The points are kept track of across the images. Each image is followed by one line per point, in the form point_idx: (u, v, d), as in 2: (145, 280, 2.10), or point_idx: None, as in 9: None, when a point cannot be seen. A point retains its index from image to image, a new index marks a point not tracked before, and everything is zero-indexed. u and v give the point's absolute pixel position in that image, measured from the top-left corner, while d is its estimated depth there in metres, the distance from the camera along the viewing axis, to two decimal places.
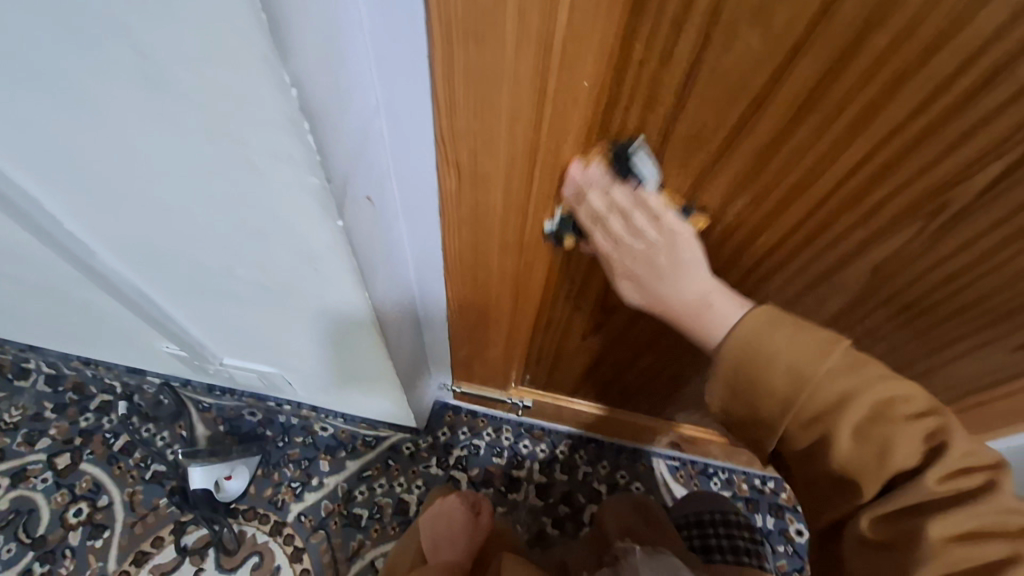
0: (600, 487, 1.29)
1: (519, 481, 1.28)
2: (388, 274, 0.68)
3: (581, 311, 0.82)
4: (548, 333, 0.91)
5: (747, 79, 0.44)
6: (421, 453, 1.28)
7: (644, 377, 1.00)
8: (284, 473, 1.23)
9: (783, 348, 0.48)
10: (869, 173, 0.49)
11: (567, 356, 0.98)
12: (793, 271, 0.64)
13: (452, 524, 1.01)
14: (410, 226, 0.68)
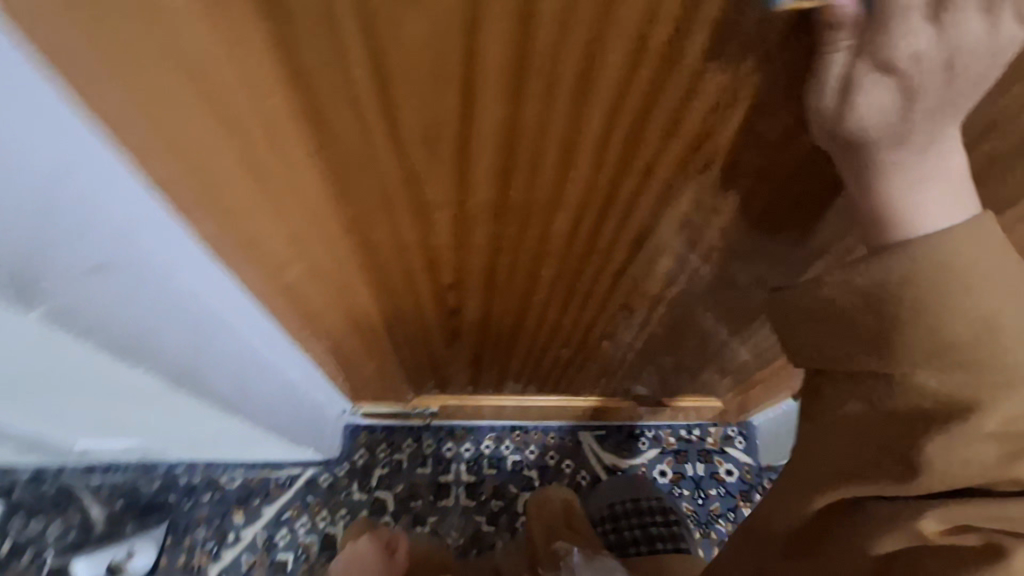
0: (532, 473, 1.27)
1: (447, 486, 1.25)
2: (184, 337, 0.58)
3: (432, 317, 0.77)
4: (416, 340, 0.86)
5: (438, 66, 0.36)
6: (340, 481, 1.22)
7: (533, 362, 0.97)
8: (196, 536, 1.16)
9: (944, 291, 0.36)
10: (620, 147, 0.43)
11: (448, 357, 0.93)
12: (609, 250, 0.59)
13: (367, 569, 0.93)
14: (190, 283, 0.59)
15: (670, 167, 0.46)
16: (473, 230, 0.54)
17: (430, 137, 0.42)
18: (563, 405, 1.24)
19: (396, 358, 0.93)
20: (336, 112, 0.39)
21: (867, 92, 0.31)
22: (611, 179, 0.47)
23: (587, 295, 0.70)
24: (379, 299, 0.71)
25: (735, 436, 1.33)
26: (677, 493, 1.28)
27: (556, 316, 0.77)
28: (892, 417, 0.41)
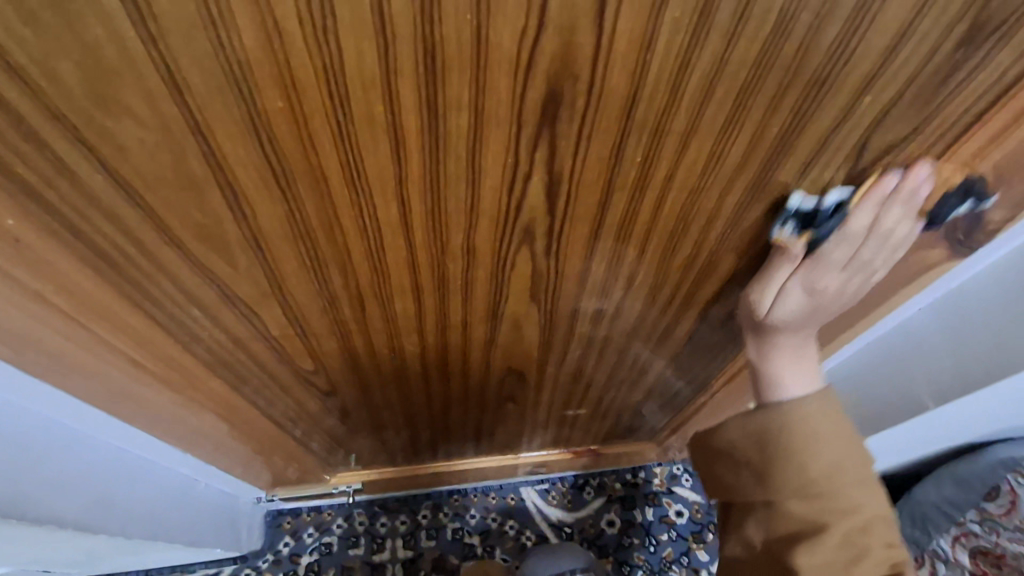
0: (473, 540, 1.20)
1: (383, 565, 1.16)
2: (4, 467, 0.52)
3: (317, 400, 0.72)
4: (309, 422, 0.80)
5: (184, 172, 0.32)
6: (263, 575, 1.12)
7: (447, 428, 0.92)
8: None
9: (791, 440, 0.54)
10: (425, 230, 0.40)
11: (352, 434, 0.88)
12: (471, 320, 0.56)
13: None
14: (12, 398, 0.53)
15: (491, 241, 0.43)
16: (310, 317, 0.51)
17: (211, 237, 0.38)
18: (495, 466, 1.21)
19: (297, 439, 0.87)
20: (89, 223, 0.35)
21: (795, 297, 0.50)
22: (434, 259, 0.44)
23: (469, 363, 0.67)
24: (248, 390, 0.66)
25: (680, 474, 1.29)
26: (627, 544, 1.22)
27: (446, 386, 0.73)
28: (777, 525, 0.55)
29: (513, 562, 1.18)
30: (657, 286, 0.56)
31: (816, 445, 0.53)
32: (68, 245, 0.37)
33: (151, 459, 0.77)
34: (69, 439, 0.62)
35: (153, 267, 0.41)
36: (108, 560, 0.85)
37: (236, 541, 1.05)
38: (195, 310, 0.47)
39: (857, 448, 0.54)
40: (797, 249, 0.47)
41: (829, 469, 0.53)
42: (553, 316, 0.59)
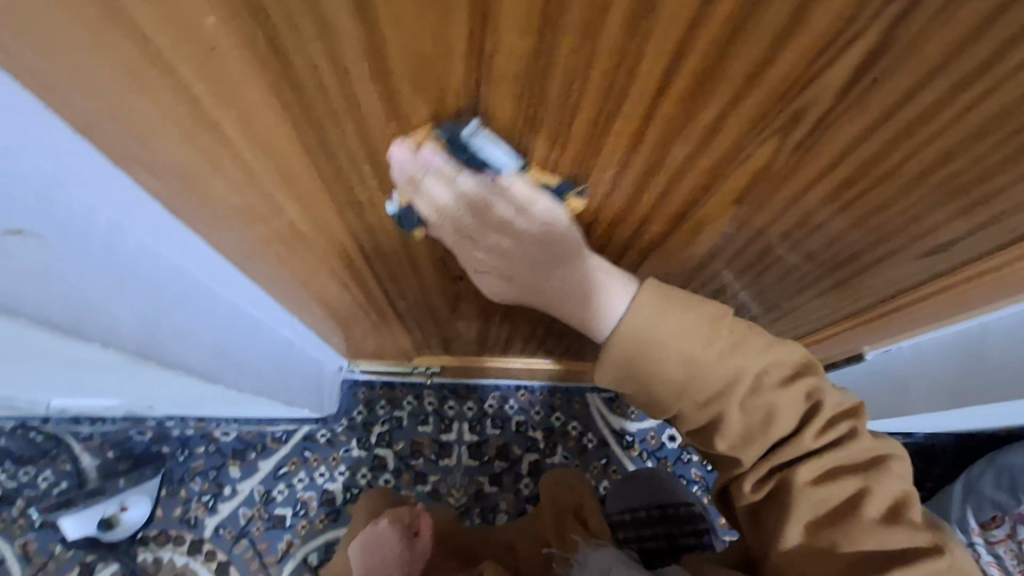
0: (537, 435, 1.23)
1: (450, 445, 1.20)
2: (141, 305, 0.51)
3: (435, 281, 0.69)
4: (415, 300, 0.78)
5: None
6: (339, 437, 1.18)
7: (545, 324, 0.89)
8: (191, 488, 1.14)
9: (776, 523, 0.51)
10: (678, 92, 0.33)
11: (453, 317, 0.85)
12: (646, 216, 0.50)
13: (385, 555, 0.82)
14: (157, 230, 0.51)
15: (739, 123, 0.36)
16: (486, 188, 0.45)
17: (428, 73, 0.32)
18: (568, 372, 1.19)
19: (395, 315, 0.86)
20: (298, 40, 0.29)
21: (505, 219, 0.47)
22: (659, 135, 0.37)
23: (609, 261, 0.62)
24: (372, 263, 0.63)
25: None
26: (686, 460, 1.22)
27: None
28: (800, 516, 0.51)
29: (573, 461, 1.21)
30: (892, 222, 0.46)
31: (663, 346, 0.49)
32: (265, 66, 0.31)
33: (260, 318, 0.77)
34: (196, 285, 0.61)
35: (344, 110, 0.34)
36: (213, 406, 0.89)
37: (319, 403, 1.09)
38: (370, 165, 0.41)
39: (710, 335, 0.49)
40: (464, 187, 0.44)
41: (677, 360, 0.49)
42: (734, 226, 0.51)
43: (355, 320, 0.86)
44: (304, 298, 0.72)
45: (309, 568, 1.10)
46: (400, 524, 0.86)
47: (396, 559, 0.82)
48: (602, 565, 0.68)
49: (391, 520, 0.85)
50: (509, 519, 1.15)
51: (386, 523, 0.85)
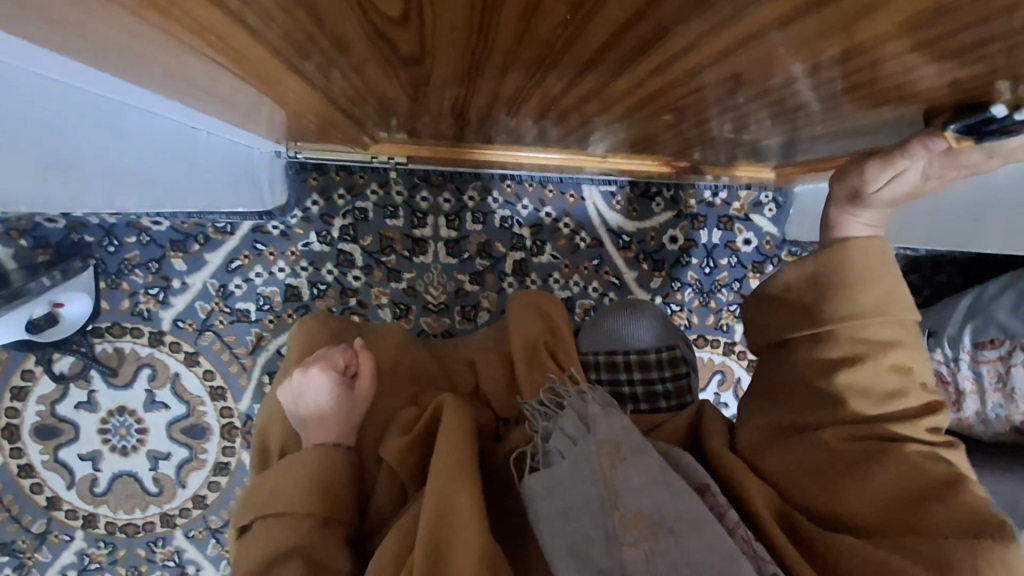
0: (523, 232, 1.09)
1: (424, 242, 1.07)
2: None
3: (388, 38, 0.44)
4: (367, 66, 0.54)
5: None
6: (294, 230, 1.02)
7: (552, 103, 0.67)
8: (134, 281, 1.02)
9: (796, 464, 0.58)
10: None
11: (431, 86, 0.62)
12: None
13: (320, 403, 0.72)
14: None
15: None
16: None
17: None
18: (559, 158, 1.03)
19: (341, 86, 0.61)
20: None
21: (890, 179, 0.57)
22: None
23: (659, 21, 0.38)
24: (278, 8, 0.37)
25: (765, 203, 1.12)
26: (685, 263, 1.12)
27: (590, 48, 0.45)
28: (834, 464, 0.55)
29: (562, 261, 1.10)
30: None
31: (861, 285, 0.57)
32: None
33: (122, 88, 0.52)
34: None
35: None
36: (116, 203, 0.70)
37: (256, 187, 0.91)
38: None
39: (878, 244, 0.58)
40: None
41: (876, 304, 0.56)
42: None
43: (284, 92, 0.62)
44: (185, 62, 0.47)
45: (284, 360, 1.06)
46: (333, 363, 0.75)
47: (337, 401, 0.73)
48: (609, 433, 0.61)
49: (321, 363, 0.74)
50: (491, 316, 1.09)
51: (314, 370, 0.73)
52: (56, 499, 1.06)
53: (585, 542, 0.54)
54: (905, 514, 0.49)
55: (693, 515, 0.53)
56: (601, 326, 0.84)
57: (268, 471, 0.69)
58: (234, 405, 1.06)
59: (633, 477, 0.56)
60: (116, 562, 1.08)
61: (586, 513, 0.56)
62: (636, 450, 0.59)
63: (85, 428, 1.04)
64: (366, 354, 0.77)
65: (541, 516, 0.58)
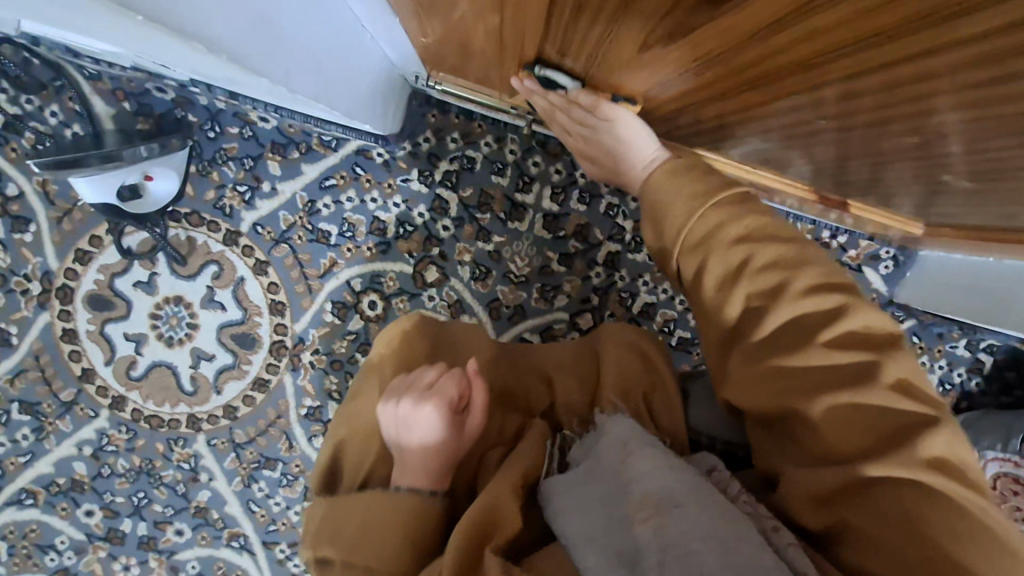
0: (625, 225, 1.03)
1: (523, 209, 1.01)
2: None
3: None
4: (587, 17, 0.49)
5: None
6: (398, 163, 0.98)
7: (739, 107, 0.62)
8: (225, 173, 0.98)
9: (738, 377, 0.55)
10: None
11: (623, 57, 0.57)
12: None
13: (423, 436, 0.62)
14: None
15: None
16: None
17: None
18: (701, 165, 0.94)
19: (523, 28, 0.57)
20: None
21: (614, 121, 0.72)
22: None
23: (963, 39, 0.33)
24: None
25: (884, 258, 1.05)
26: None
27: (847, 49, 0.40)
28: (777, 381, 0.52)
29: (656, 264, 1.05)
30: None
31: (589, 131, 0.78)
32: None
33: None
34: None
35: None
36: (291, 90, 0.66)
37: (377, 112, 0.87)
38: None
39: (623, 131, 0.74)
40: None
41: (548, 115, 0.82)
42: None
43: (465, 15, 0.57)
44: None
45: (351, 292, 1.02)
46: (447, 397, 0.64)
47: (440, 448, 0.62)
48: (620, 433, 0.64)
49: (438, 399, 0.63)
50: (570, 303, 1.05)
51: (426, 407, 0.62)
52: (90, 372, 1.03)
53: (598, 528, 0.56)
54: (870, 446, 0.47)
55: (692, 490, 0.55)
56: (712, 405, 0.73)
57: (355, 495, 0.61)
58: (290, 324, 1.02)
59: (642, 465, 0.59)
60: (134, 450, 1.06)
61: (599, 503, 0.59)
62: (644, 443, 0.62)
63: (137, 309, 1.01)
64: (482, 386, 0.64)
65: (558, 512, 0.61)
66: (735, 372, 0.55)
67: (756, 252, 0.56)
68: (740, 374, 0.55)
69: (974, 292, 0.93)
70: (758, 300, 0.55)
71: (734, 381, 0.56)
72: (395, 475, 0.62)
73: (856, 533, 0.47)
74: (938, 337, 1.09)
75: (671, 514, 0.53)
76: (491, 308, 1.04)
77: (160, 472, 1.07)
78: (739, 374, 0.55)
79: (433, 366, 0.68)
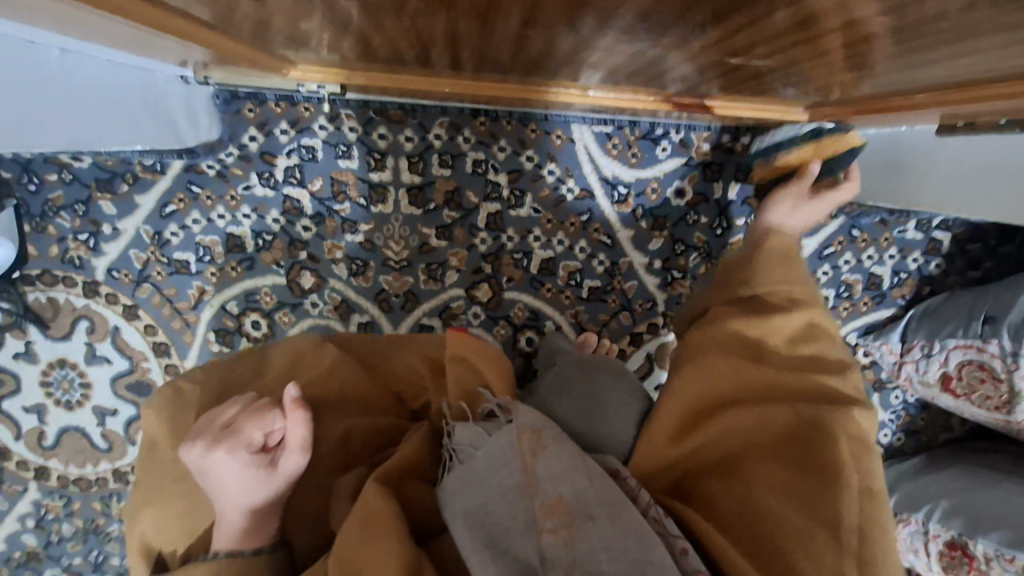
0: (499, 179, 0.93)
1: (383, 188, 0.92)
2: None
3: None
4: None
5: None
6: (232, 170, 0.89)
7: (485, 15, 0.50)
8: (61, 225, 0.91)
9: (702, 350, 0.68)
10: None
11: None
12: None
13: (228, 483, 0.60)
14: None
15: None
16: None
17: None
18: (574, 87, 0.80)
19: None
20: None
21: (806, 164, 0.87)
22: None
23: None
24: None
25: None
26: (692, 222, 0.96)
27: None
28: (739, 365, 0.65)
29: (544, 215, 0.94)
30: None
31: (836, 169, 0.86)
32: None
33: None
34: None
35: None
36: None
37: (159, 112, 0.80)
38: None
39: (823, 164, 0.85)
40: None
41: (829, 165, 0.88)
42: None
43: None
44: None
45: (230, 316, 0.96)
46: (245, 439, 0.61)
47: (253, 490, 0.60)
48: (529, 422, 0.67)
49: (231, 443, 0.60)
50: (461, 277, 0.96)
51: (218, 450, 0.60)
52: (5, 450, 1.01)
53: (505, 527, 0.61)
54: (820, 455, 0.58)
55: (608, 501, 0.61)
56: (559, 397, 0.73)
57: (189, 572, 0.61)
58: (179, 363, 0.98)
59: (552, 466, 0.63)
60: (73, 514, 1.05)
61: (500, 501, 0.62)
62: (556, 436, 0.66)
63: (26, 381, 0.98)
64: (295, 420, 0.63)
65: (456, 516, 0.64)
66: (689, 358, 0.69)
67: (817, 336, 0.68)
68: (699, 351, 0.69)
69: (898, 173, 0.83)
70: (808, 360, 0.66)
71: (693, 350, 0.69)
72: (214, 538, 0.62)
73: (795, 522, 0.56)
74: (880, 224, 0.97)
75: (582, 526, 0.59)
76: (380, 301, 0.97)
77: (107, 529, 1.07)
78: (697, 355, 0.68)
79: (238, 402, 0.66)
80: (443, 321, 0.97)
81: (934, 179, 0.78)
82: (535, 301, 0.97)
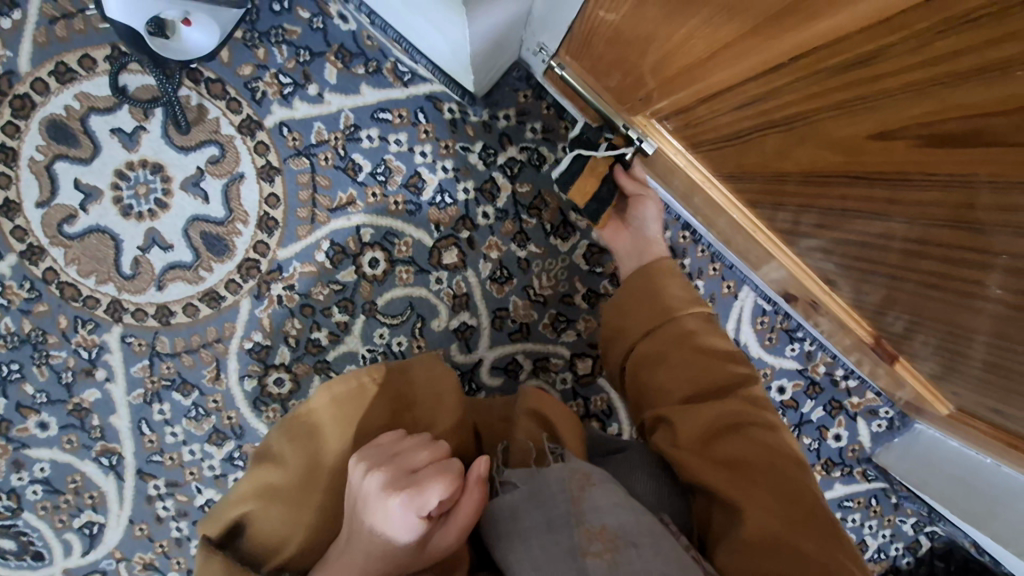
0: None
1: (572, 228, 0.93)
2: None
3: (891, 29, 0.35)
4: (794, 70, 0.44)
5: None
6: (466, 126, 0.88)
7: (840, 217, 0.57)
8: (273, 55, 0.85)
9: (673, 413, 0.65)
10: None
11: (768, 114, 0.52)
12: None
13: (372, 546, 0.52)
14: None
15: None
16: None
17: None
18: (786, 272, 0.84)
19: (696, 51, 0.51)
20: None
21: (899, 439, 1.04)
22: None
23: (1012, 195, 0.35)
24: None
25: (882, 415, 1.03)
26: None
27: (925, 174, 0.41)
28: (682, 428, 0.63)
29: None
30: None
31: (917, 451, 1.00)
32: None
33: None
34: None
35: None
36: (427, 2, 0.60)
37: (484, 71, 0.78)
38: None
39: (911, 447, 1.01)
40: None
41: (913, 444, 1.01)
42: None
43: (642, 12, 0.51)
44: None
45: (357, 240, 0.89)
46: (422, 500, 0.51)
47: (392, 556, 0.52)
48: (579, 464, 0.56)
49: (411, 495, 0.52)
50: (577, 341, 0.95)
51: (392, 498, 0.52)
52: (14, 207, 0.84)
53: (546, 557, 0.50)
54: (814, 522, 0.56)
55: (651, 529, 0.50)
56: (638, 472, 0.66)
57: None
58: (274, 247, 0.88)
59: (605, 498, 0.52)
60: (28, 314, 0.87)
61: (545, 534, 0.51)
62: (607, 479, 0.55)
63: (104, 159, 0.84)
64: (477, 504, 0.54)
65: (502, 534, 0.54)
66: (667, 425, 0.65)
67: (715, 360, 0.68)
68: (670, 431, 0.64)
69: (960, 487, 0.91)
70: (711, 386, 0.66)
71: (678, 417, 0.65)
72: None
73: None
74: (894, 506, 1.05)
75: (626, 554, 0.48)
76: (495, 317, 0.93)
77: (51, 351, 0.89)
78: (674, 428, 0.64)
79: (426, 444, 0.58)
80: (534, 367, 0.95)
81: (963, 492, 0.90)
82: (619, 403, 0.97)
